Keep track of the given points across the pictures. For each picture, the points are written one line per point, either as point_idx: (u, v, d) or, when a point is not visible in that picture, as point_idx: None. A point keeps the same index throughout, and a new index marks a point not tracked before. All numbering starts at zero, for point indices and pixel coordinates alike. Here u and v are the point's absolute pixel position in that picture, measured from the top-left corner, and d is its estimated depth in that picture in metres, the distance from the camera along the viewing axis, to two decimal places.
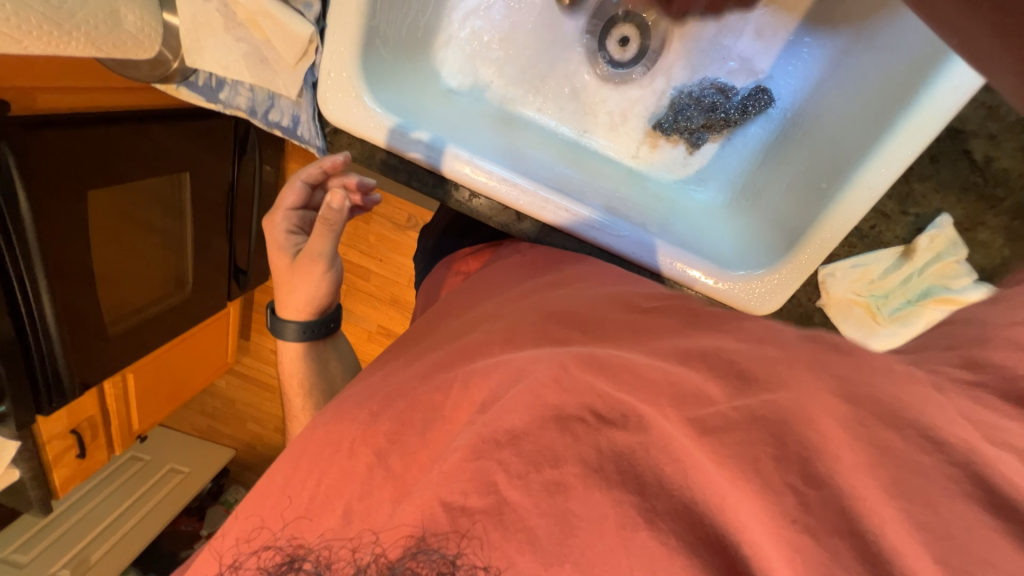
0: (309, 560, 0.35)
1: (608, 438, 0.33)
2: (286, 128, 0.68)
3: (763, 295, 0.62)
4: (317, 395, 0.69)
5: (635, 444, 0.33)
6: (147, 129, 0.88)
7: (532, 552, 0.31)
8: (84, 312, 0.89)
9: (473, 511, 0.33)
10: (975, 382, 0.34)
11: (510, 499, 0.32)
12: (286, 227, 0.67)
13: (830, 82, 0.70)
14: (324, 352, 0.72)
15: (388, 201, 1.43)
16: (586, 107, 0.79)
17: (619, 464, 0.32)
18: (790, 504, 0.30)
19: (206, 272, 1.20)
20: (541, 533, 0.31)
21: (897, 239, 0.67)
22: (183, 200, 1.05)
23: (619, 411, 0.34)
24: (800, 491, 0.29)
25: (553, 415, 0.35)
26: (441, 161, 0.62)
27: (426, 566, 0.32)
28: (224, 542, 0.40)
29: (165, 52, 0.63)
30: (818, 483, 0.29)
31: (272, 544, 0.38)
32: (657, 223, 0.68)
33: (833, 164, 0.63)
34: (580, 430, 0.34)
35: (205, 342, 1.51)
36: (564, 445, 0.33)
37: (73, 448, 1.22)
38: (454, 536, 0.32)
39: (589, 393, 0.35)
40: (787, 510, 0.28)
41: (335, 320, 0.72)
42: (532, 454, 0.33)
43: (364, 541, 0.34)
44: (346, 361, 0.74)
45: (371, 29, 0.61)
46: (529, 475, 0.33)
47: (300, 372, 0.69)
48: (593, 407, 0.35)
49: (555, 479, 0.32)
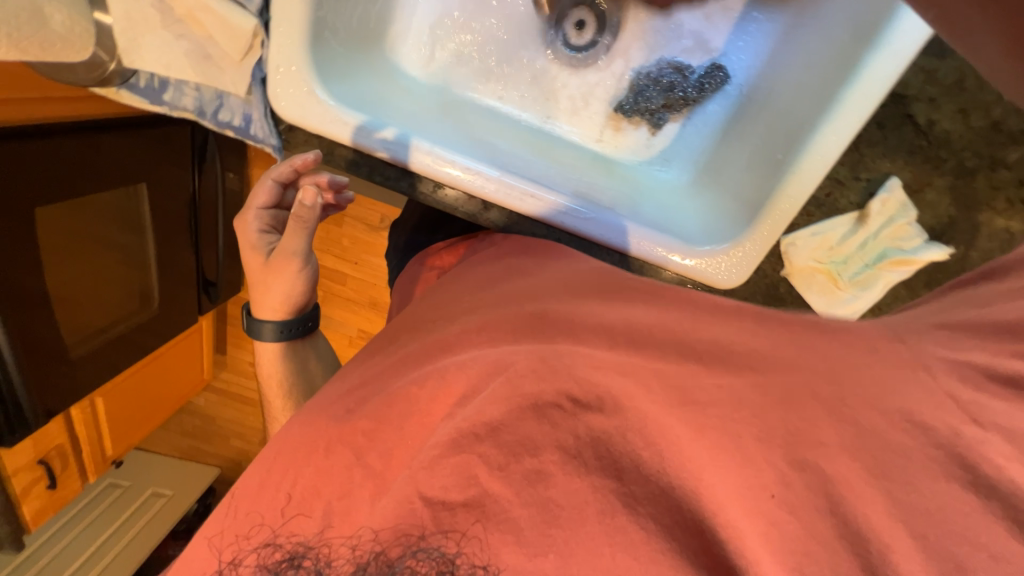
0: (309, 559, 0.34)
1: (584, 423, 0.34)
2: (239, 128, 0.66)
3: (730, 268, 0.63)
4: (296, 395, 0.66)
5: (610, 429, 0.33)
6: (98, 141, 0.84)
7: (515, 542, 0.31)
8: (43, 335, 0.85)
9: (454, 505, 0.32)
10: (927, 353, 0.37)
11: (492, 490, 0.32)
12: (259, 227, 0.64)
13: (781, 56, 0.71)
14: (303, 351, 0.70)
15: (360, 203, 1.41)
16: (547, 93, 0.79)
17: (596, 450, 0.33)
18: (765, 479, 0.31)
19: (173, 286, 1.16)
20: (524, 523, 0.31)
21: (851, 205, 0.70)
22: (142, 212, 1.01)
23: (595, 397, 0.34)
24: (782, 472, 0.31)
25: (530, 405, 0.34)
26: (402, 154, 0.61)
27: (426, 564, 0.31)
28: (222, 537, 0.38)
29: (100, 52, 0.59)
30: (801, 465, 0.31)
31: (271, 541, 0.36)
32: (623, 204, 0.68)
33: (788, 136, 0.64)
34: (557, 417, 0.34)
35: (178, 359, 1.46)
36: (542, 433, 0.33)
37: (43, 478, 1.16)
38: (452, 534, 0.32)
39: (565, 379, 0.35)
40: (767, 486, 0.31)
41: (313, 318, 0.70)
42: (511, 445, 0.33)
43: (364, 539, 0.33)
44: (326, 359, 0.73)
45: (318, 20, 0.59)
46: (509, 465, 0.33)
47: (278, 373, 0.67)
48: (570, 392, 0.35)
49: (536, 467, 0.32)
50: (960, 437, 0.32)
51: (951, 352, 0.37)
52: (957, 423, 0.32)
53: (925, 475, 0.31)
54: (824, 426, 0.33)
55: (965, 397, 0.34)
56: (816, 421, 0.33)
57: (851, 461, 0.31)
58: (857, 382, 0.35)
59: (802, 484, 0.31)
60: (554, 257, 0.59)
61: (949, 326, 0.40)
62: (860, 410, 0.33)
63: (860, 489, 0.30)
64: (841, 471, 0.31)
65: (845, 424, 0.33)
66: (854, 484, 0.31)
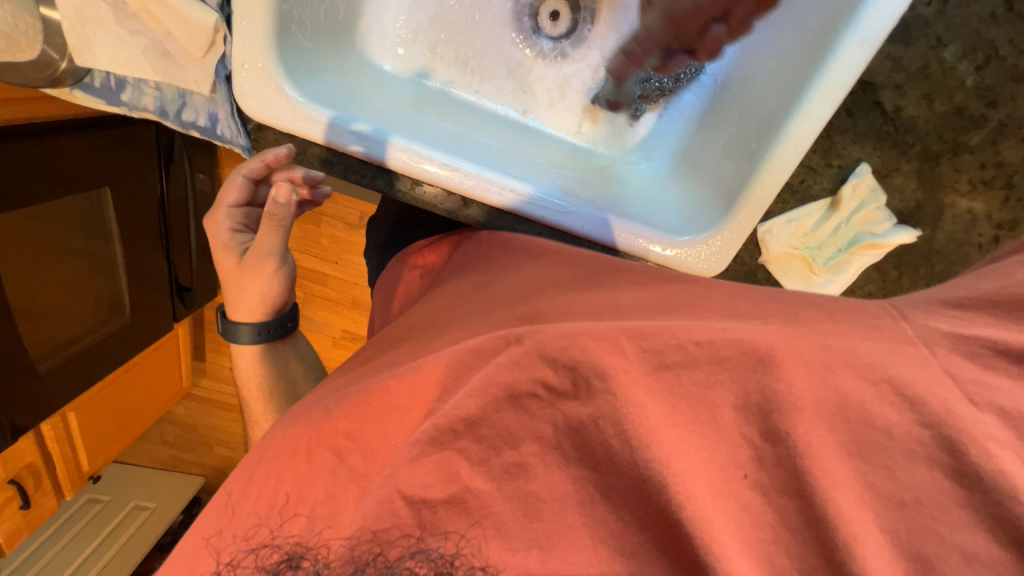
0: (308, 559, 0.35)
1: (563, 413, 0.35)
2: (205, 128, 0.64)
3: (710, 257, 0.64)
4: (279, 400, 0.65)
5: (585, 417, 0.34)
6: (54, 144, 0.80)
7: (499, 538, 0.33)
8: (7, 351, 0.81)
9: (435, 502, 0.34)
10: (934, 330, 0.35)
11: (472, 485, 0.34)
12: (230, 226, 0.62)
13: (753, 45, 0.72)
14: (283, 353, 0.68)
15: (338, 201, 1.38)
16: (524, 86, 0.78)
17: (574, 440, 0.35)
18: (739, 460, 0.33)
19: (146, 294, 1.12)
20: (507, 518, 0.34)
21: (823, 191, 0.72)
22: (109, 219, 0.97)
23: (570, 380, 0.35)
24: (755, 446, 0.33)
25: (506, 396, 0.35)
26: (375, 151, 0.60)
27: (424, 565, 0.33)
28: (219, 538, 0.38)
29: (49, 50, 0.56)
30: (775, 439, 0.33)
31: (269, 541, 0.36)
32: (603, 197, 0.68)
33: (762, 125, 0.65)
34: (533, 405, 0.35)
35: (154, 368, 1.42)
36: (521, 424, 0.35)
37: (16, 499, 1.11)
38: (451, 535, 0.34)
39: (543, 367, 0.35)
40: (739, 467, 0.33)
41: (292, 319, 0.68)
42: (491, 438, 0.35)
43: (362, 540, 0.34)
44: (309, 362, 0.71)
45: (283, 14, 0.57)
46: (491, 460, 0.35)
47: (259, 375, 0.66)
48: (547, 379, 0.35)
49: (517, 460, 0.35)
50: (950, 416, 0.31)
51: (957, 328, 0.35)
52: (951, 401, 0.32)
53: (904, 455, 0.32)
54: (808, 396, 0.33)
55: (965, 376, 0.33)
56: (808, 400, 0.32)
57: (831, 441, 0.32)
58: (857, 354, 0.34)
59: (773, 459, 0.33)
60: (535, 249, 0.58)
61: (962, 305, 0.37)
62: (859, 391, 0.33)
63: (833, 465, 0.31)
64: (813, 442, 0.32)
65: (821, 393, 0.33)
66: (827, 456, 0.31)
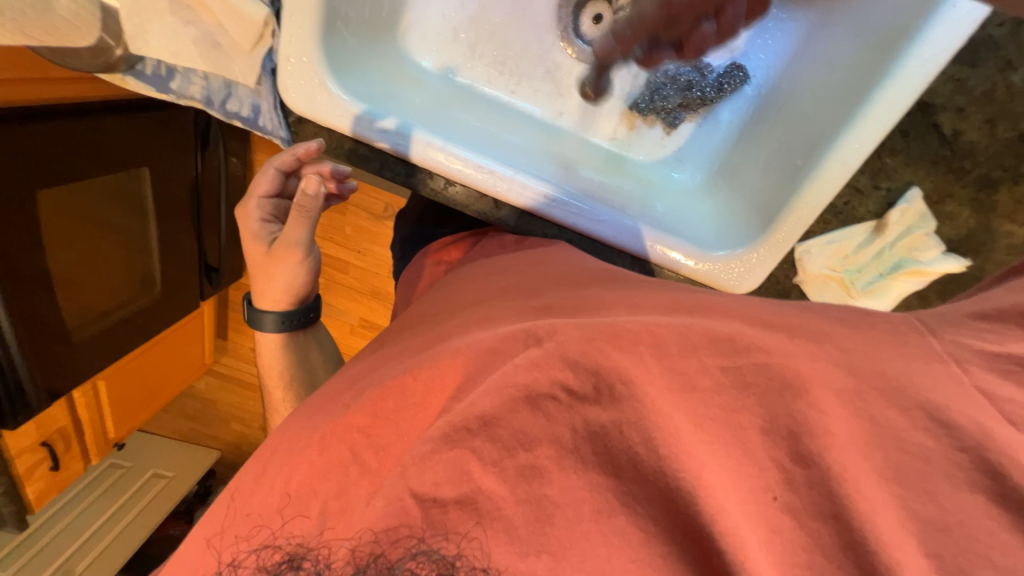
0: (309, 559, 0.34)
1: (581, 416, 0.33)
2: (248, 119, 0.65)
3: (742, 274, 0.63)
4: (297, 387, 0.66)
5: (608, 423, 0.33)
6: (101, 122, 0.83)
7: (509, 542, 0.31)
8: (46, 320, 0.85)
9: (445, 501, 0.32)
10: (964, 347, 0.34)
11: (484, 486, 0.32)
12: (260, 216, 0.64)
13: (804, 57, 0.69)
14: (305, 342, 0.70)
15: (364, 191, 1.39)
16: (561, 89, 0.77)
17: (594, 444, 0.33)
18: (765, 480, 0.31)
19: (176, 272, 1.15)
20: (518, 521, 0.31)
21: (869, 214, 0.69)
22: (146, 198, 1.00)
23: (592, 384, 0.34)
24: (785, 468, 0.31)
25: (524, 396, 0.34)
26: (412, 150, 0.60)
27: (426, 566, 0.31)
28: (222, 537, 0.38)
29: (106, 37, 0.58)
30: (805, 461, 0.31)
31: (271, 542, 0.36)
32: (637, 205, 0.67)
33: (807, 141, 0.63)
34: (552, 408, 0.33)
35: (180, 344, 1.46)
36: (536, 426, 0.33)
37: (46, 460, 1.17)
38: (452, 536, 0.32)
39: (561, 368, 0.34)
40: (769, 488, 0.31)
41: (314, 310, 0.69)
42: (506, 440, 0.33)
43: (364, 540, 0.33)
44: (328, 352, 0.72)
45: (331, 9, 0.57)
46: (504, 460, 0.32)
47: (280, 364, 0.67)
48: (566, 381, 0.34)
49: (532, 463, 0.32)
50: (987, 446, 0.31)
51: (987, 344, 0.34)
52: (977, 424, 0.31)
53: (950, 489, 0.30)
54: (842, 425, 0.31)
55: (1003, 397, 0.31)
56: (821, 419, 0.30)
57: (867, 471, 0.30)
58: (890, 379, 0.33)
59: (804, 484, 0.31)
60: (566, 257, 0.57)
61: (989, 317, 0.36)
62: (891, 416, 0.31)
63: (877, 498, 0.30)
64: (851, 471, 0.30)
65: (868, 430, 0.31)
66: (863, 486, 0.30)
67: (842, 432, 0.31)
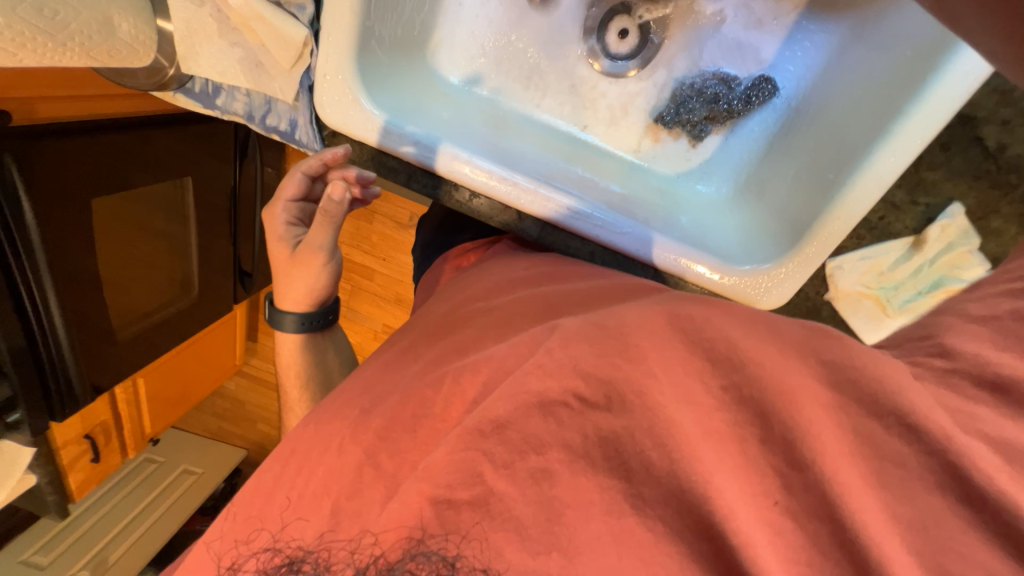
0: (309, 563, 0.34)
1: (592, 423, 0.33)
2: (286, 132, 0.69)
3: (768, 289, 0.62)
4: (314, 387, 0.69)
5: (619, 430, 0.33)
6: (148, 136, 0.88)
7: (519, 541, 0.31)
8: (93, 319, 0.91)
9: (459, 503, 0.32)
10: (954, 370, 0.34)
11: (497, 488, 0.32)
12: (285, 219, 0.66)
13: (836, 69, 0.68)
14: (322, 345, 0.72)
15: (390, 200, 1.43)
16: (585, 102, 0.78)
17: (605, 450, 0.33)
18: (767, 486, 0.30)
19: (211, 275, 1.21)
20: (528, 521, 0.31)
21: (905, 229, 0.66)
22: (187, 204, 1.05)
23: (603, 393, 0.34)
24: (782, 474, 0.31)
25: (536, 402, 0.34)
26: (439, 162, 0.62)
27: (425, 567, 0.32)
28: (221, 543, 0.39)
29: (161, 58, 0.62)
30: (799, 465, 0.30)
31: (270, 546, 0.37)
32: (660, 218, 0.67)
33: (840, 154, 0.61)
34: (564, 415, 0.33)
35: (212, 345, 1.52)
36: (548, 430, 0.33)
37: (88, 452, 1.24)
38: (453, 536, 0.32)
39: (575, 377, 0.34)
40: (770, 492, 0.30)
41: (333, 313, 0.71)
42: (517, 443, 0.33)
43: (363, 543, 0.34)
44: (345, 354, 0.74)
45: (366, 29, 0.60)
46: (515, 463, 0.33)
47: (298, 362, 0.69)
48: (577, 389, 0.34)
49: (542, 466, 0.32)
50: None
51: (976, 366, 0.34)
52: None
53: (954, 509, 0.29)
54: (848, 441, 0.31)
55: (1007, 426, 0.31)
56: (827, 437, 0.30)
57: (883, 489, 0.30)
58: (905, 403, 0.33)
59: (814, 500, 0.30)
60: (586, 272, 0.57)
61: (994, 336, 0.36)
62: (895, 436, 0.31)
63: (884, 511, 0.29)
64: (863, 490, 0.29)
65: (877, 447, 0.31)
66: (867, 497, 0.29)
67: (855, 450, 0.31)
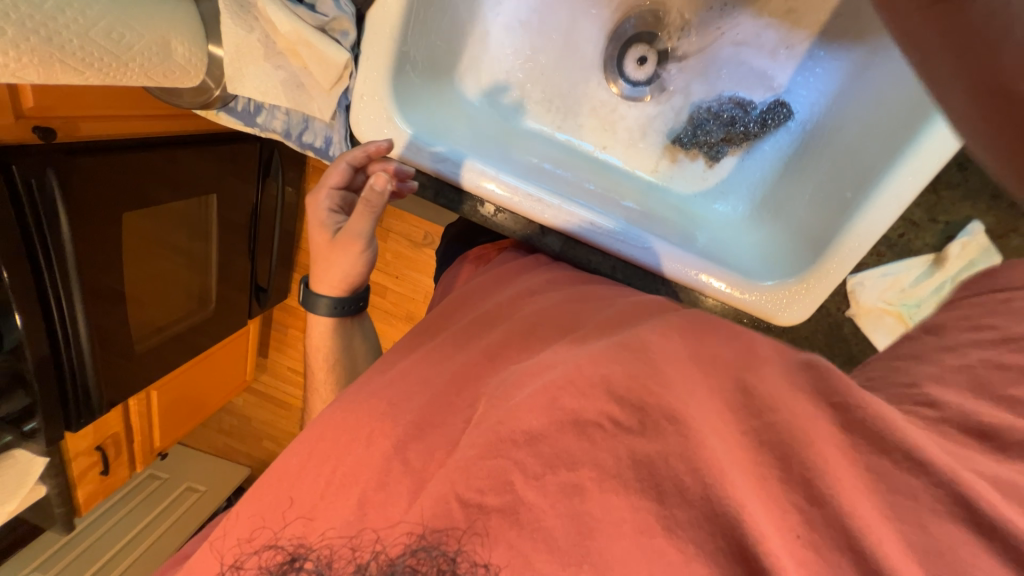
0: (310, 560, 0.33)
1: (626, 445, 0.33)
2: (319, 149, 0.73)
3: (789, 306, 0.63)
4: (339, 373, 0.71)
5: (652, 453, 0.33)
6: (174, 154, 0.90)
7: (550, 552, 0.30)
8: (113, 331, 0.92)
9: (489, 509, 0.32)
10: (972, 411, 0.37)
11: (526, 498, 0.32)
12: (328, 206, 0.66)
13: (850, 94, 0.70)
14: (350, 329, 0.73)
15: (405, 219, 1.46)
16: (605, 124, 0.81)
17: (639, 471, 0.32)
18: (788, 519, 0.30)
19: (228, 291, 1.23)
20: (558, 534, 0.31)
21: (926, 246, 0.67)
22: (211, 222, 1.08)
23: (637, 418, 0.34)
24: (803, 510, 0.30)
25: (570, 421, 0.34)
26: (466, 178, 0.65)
27: (426, 563, 0.31)
28: (223, 540, 0.37)
29: (209, 80, 0.66)
30: (817, 501, 0.30)
31: (272, 543, 0.35)
32: (679, 235, 0.69)
33: (856, 174, 0.63)
34: (597, 435, 0.34)
35: (224, 360, 1.53)
36: (581, 448, 0.33)
37: (97, 464, 1.23)
38: (454, 531, 0.32)
39: (606, 399, 0.35)
40: (791, 525, 0.30)
41: (364, 299, 0.72)
42: (549, 456, 0.33)
43: (365, 540, 0.33)
44: (370, 341, 0.76)
45: (401, 54, 0.64)
46: (546, 476, 0.32)
47: (325, 345, 0.71)
48: (612, 412, 0.34)
49: (573, 481, 0.32)
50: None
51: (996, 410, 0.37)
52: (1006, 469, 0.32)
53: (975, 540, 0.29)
54: (855, 469, 0.31)
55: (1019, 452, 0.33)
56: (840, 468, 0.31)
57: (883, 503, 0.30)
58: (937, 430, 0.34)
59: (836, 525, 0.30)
60: (604, 290, 0.58)
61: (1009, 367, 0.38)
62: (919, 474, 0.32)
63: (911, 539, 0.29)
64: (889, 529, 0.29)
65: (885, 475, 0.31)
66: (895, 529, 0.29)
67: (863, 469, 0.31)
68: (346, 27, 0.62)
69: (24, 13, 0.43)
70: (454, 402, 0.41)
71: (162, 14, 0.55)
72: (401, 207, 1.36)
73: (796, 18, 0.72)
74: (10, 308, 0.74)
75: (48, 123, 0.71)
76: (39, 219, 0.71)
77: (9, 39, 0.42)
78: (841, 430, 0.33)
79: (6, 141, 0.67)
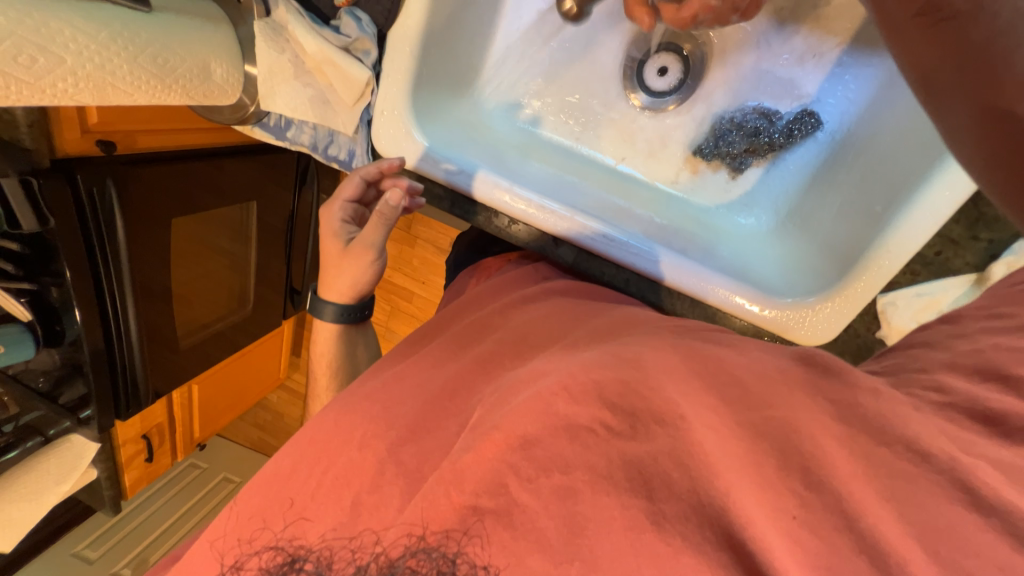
0: (310, 561, 0.34)
1: (618, 448, 0.31)
2: (343, 162, 0.76)
3: (815, 325, 0.60)
4: (341, 376, 0.72)
5: (643, 454, 0.31)
6: (224, 164, 0.97)
7: (541, 551, 0.29)
8: (161, 326, 0.99)
9: (483, 510, 0.31)
10: None
11: (520, 500, 0.31)
12: (340, 217, 0.68)
13: (884, 101, 0.66)
14: (353, 337, 0.75)
15: (433, 226, 1.49)
16: (624, 134, 0.80)
17: (629, 471, 0.30)
18: (784, 500, 0.29)
19: (265, 292, 1.29)
20: (551, 533, 0.30)
21: (967, 265, 0.63)
22: (251, 227, 1.13)
23: (628, 422, 0.32)
24: (800, 495, 0.30)
25: (563, 425, 0.32)
26: (482, 191, 0.66)
27: (426, 564, 0.31)
28: (224, 541, 0.39)
29: (244, 98, 0.70)
30: (843, 522, 0.28)
31: (273, 544, 0.37)
32: (698, 248, 0.68)
33: (888, 186, 0.60)
34: (590, 440, 0.31)
35: (260, 358, 1.61)
36: (573, 453, 0.31)
37: (143, 451, 1.32)
38: (455, 535, 0.31)
39: (599, 404, 0.32)
40: (788, 506, 0.29)
41: (369, 308, 0.74)
42: (542, 460, 0.31)
43: (366, 542, 0.34)
44: (372, 346, 0.78)
45: (420, 71, 0.67)
46: (539, 478, 0.31)
47: (330, 352, 0.72)
48: (605, 417, 0.32)
49: (566, 484, 0.30)
50: None
51: None
52: None
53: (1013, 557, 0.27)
54: (864, 488, 0.29)
55: None
56: (858, 489, 0.29)
57: (868, 492, 0.29)
58: (976, 446, 0.31)
59: (852, 545, 0.28)
60: (616, 304, 0.57)
61: None
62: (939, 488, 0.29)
63: (927, 563, 0.27)
64: (904, 548, 0.27)
65: (868, 465, 0.30)
66: (903, 547, 0.27)
67: (848, 463, 0.30)
68: (368, 47, 0.66)
69: (81, 44, 0.47)
70: (448, 407, 0.41)
71: (204, 39, 0.60)
72: (429, 214, 1.39)
73: (826, 25, 0.69)
74: (70, 304, 0.81)
75: (110, 137, 0.78)
76: (98, 223, 0.78)
77: (67, 67, 0.47)
78: (819, 429, 0.32)
79: (74, 154, 0.75)
